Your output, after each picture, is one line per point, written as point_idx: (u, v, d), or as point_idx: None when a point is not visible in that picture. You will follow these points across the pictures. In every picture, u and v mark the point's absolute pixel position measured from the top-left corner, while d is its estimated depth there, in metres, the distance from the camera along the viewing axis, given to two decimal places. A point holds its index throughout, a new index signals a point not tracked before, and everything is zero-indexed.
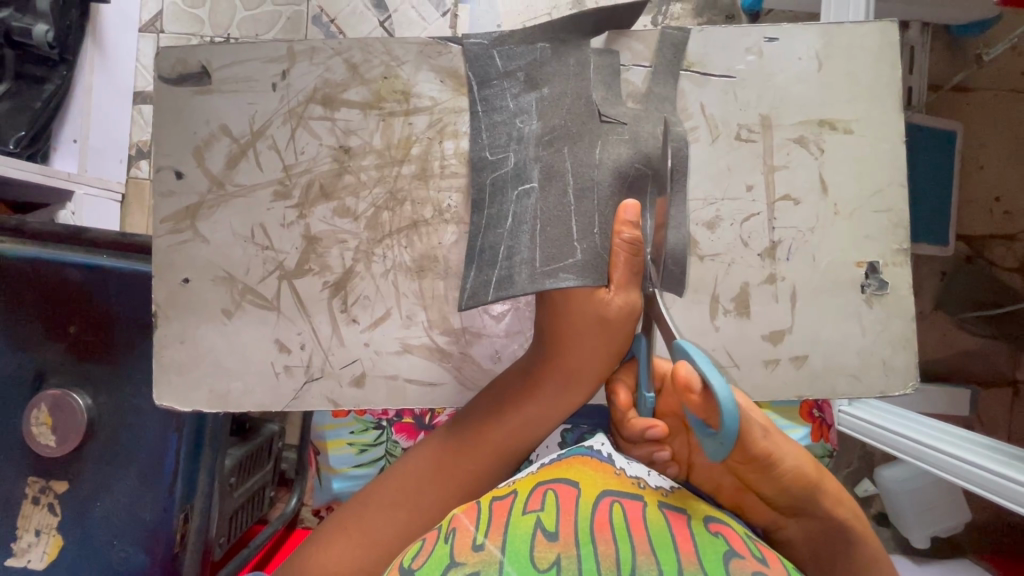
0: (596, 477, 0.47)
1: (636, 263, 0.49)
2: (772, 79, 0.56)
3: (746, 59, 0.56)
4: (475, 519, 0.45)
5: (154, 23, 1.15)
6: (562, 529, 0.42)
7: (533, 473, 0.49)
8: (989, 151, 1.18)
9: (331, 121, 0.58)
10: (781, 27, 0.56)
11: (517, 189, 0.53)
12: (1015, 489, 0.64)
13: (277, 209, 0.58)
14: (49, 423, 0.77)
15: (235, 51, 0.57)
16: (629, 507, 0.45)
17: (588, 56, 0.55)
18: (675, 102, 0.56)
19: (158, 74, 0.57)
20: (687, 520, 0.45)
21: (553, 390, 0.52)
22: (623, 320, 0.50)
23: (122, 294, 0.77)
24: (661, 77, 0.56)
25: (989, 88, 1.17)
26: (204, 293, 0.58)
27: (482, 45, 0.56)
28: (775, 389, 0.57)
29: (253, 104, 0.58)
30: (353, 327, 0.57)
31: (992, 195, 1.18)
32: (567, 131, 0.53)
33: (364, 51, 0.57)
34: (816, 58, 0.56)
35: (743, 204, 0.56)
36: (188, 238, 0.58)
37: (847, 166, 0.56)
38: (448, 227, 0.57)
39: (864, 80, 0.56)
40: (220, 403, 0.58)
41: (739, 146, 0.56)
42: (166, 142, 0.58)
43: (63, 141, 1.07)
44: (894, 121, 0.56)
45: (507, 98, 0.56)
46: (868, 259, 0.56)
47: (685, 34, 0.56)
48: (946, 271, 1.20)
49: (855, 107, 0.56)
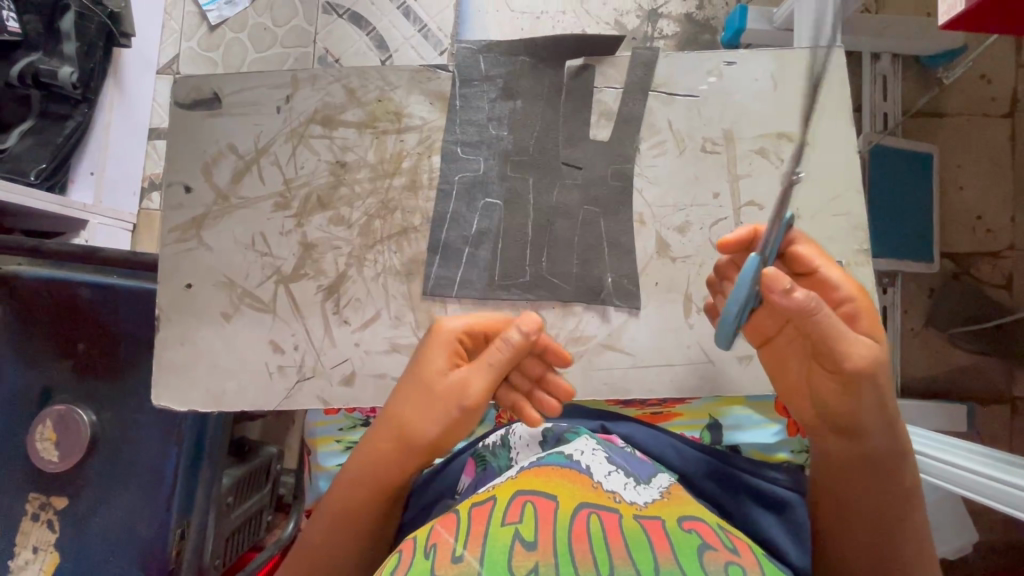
0: (572, 492, 0.49)
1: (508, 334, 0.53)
2: (731, 98, 0.61)
3: (708, 80, 0.61)
4: (454, 531, 0.46)
5: (171, 65, 1.25)
6: (541, 536, 0.44)
7: (512, 483, 0.51)
8: (967, 172, 1.22)
9: (329, 139, 0.62)
10: (738, 52, 0.61)
11: (485, 200, 0.60)
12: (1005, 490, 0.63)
13: (276, 219, 0.62)
14: (54, 438, 0.79)
15: (244, 79, 0.63)
16: (604, 517, 0.46)
17: (562, 80, 0.61)
18: (643, 119, 0.61)
19: (174, 100, 0.63)
20: (662, 524, 0.47)
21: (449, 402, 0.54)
22: (464, 371, 0.53)
23: (130, 310, 0.80)
24: (631, 95, 0.61)
25: (962, 114, 1.23)
26: (205, 297, 0.62)
27: (466, 74, 0.62)
28: (747, 383, 0.59)
29: (258, 125, 0.63)
30: (345, 328, 0.61)
31: (974, 214, 1.22)
32: (531, 159, 0.60)
33: (361, 78, 0.63)
34: (771, 78, 0.60)
35: (711, 209, 0.60)
36: (193, 246, 0.62)
37: (806, 174, 0.60)
38: (436, 234, 0.61)
39: (817, 96, 0.60)
40: (215, 402, 0.60)
41: (705, 157, 0.60)
42: (178, 161, 0.63)
43: (81, 173, 1.13)
44: (847, 130, 0.60)
45: (490, 125, 0.61)
46: (831, 257, 0.59)
47: (654, 57, 0.61)
48: (935, 287, 1.22)
49: (811, 120, 0.60)
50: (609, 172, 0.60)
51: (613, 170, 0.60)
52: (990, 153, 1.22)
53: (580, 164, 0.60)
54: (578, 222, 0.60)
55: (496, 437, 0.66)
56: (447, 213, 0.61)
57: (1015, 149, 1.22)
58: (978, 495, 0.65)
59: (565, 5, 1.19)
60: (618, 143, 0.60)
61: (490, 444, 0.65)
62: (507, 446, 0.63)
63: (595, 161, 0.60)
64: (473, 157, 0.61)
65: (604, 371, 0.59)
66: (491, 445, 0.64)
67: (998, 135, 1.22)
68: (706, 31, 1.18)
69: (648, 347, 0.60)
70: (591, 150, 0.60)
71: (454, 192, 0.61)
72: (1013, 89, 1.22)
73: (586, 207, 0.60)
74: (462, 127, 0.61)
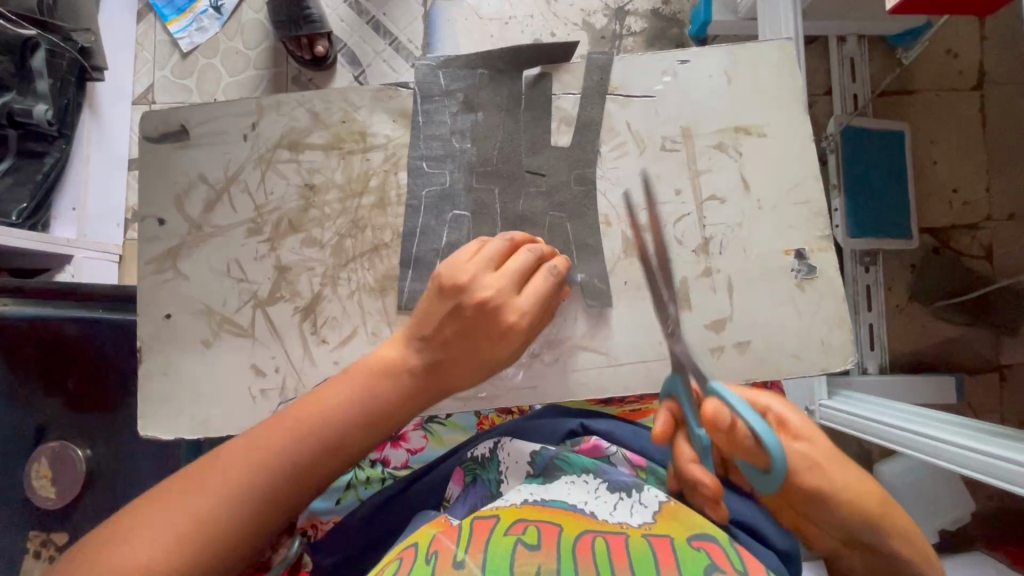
0: (579, 518, 0.50)
1: (534, 245, 0.53)
2: (688, 95, 0.62)
3: (663, 81, 0.62)
4: (456, 538, 0.48)
5: (146, 95, 1.25)
6: (544, 542, 0.47)
7: (517, 507, 0.51)
8: (939, 146, 1.24)
9: (297, 163, 0.64)
10: (691, 50, 0.62)
11: (453, 212, 0.61)
12: (952, 451, 0.69)
13: (250, 244, 0.63)
14: (49, 474, 0.79)
15: (211, 109, 0.64)
16: (610, 537, 0.48)
17: (520, 90, 0.62)
18: (601, 124, 0.62)
19: (142, 134, 0.64)
20: (669, 540, 0.47)
21: (451, 362, 0.51)
22: (497, 285, 0.50)
23: (117, 343, 0.81)
24: (590, 100, 0.62)
25: (930, 89, 1.24)
26: (186, 325, 0.63)
27: (430, 83, 0.62)
28: (722, 374, 0.59)
29: (227, 153, 0.64)
30: (323, 347, 0.62)
31: (948, 187, 1.24)
32: (495, 169, 0.61)
33: (324, 101, 0.64)
34: (725, 75, 0.62)
35: (674, 207, 0.61)
36: (171, 277, 0.63)
37: (765, 165, 0.61)
38: (407, 249, 0.61)
39: (768, 90, 0.61)
40: (201, 429, 0.61)
41: (665, 156, 0.62)
42: (150, 194, 0.64)
43: (62, 210, 1.12)
44: (800, 121, 0.61)
45: (447, 126, 0.62)
46: (795, 247, 0.60)
47: (608, 61, 0.62)
48: (915, 262, 1.24)
49: (766, 114, 0.61)
50: (572, 179, 0.61)
51: (576, 166, 0.61)
52: (962, 128, 1.24)
53: (544, 172, 0.61)
54: (545, 229, 0.60)
55: (485, 445, 0.65)
56: (416, 228, 0.61)
57: (986, 121, 1.23)
58: (982, 476, 0.65)
59: (531, 9, 1.20)
60: (576, 149, 0.62)
61: (480, 455, 0.64)
62: (497, 459, 0.62)
63: (558, 169, 0.61)
64: (438, 171, 0.62)
65: (579, 372, 0.60)
66: (481, 455, 0.64)
67: (967, 110, 1.24)
68: (673, 25, 1.19)
69: (622, 347, 0.60)
70: (550, 154, 0.61)
71: (422, 206, 0.61)
72: (980, 62, 1.23)
73: (551, 214, 0.60)
74: (426, 142, 0.62)
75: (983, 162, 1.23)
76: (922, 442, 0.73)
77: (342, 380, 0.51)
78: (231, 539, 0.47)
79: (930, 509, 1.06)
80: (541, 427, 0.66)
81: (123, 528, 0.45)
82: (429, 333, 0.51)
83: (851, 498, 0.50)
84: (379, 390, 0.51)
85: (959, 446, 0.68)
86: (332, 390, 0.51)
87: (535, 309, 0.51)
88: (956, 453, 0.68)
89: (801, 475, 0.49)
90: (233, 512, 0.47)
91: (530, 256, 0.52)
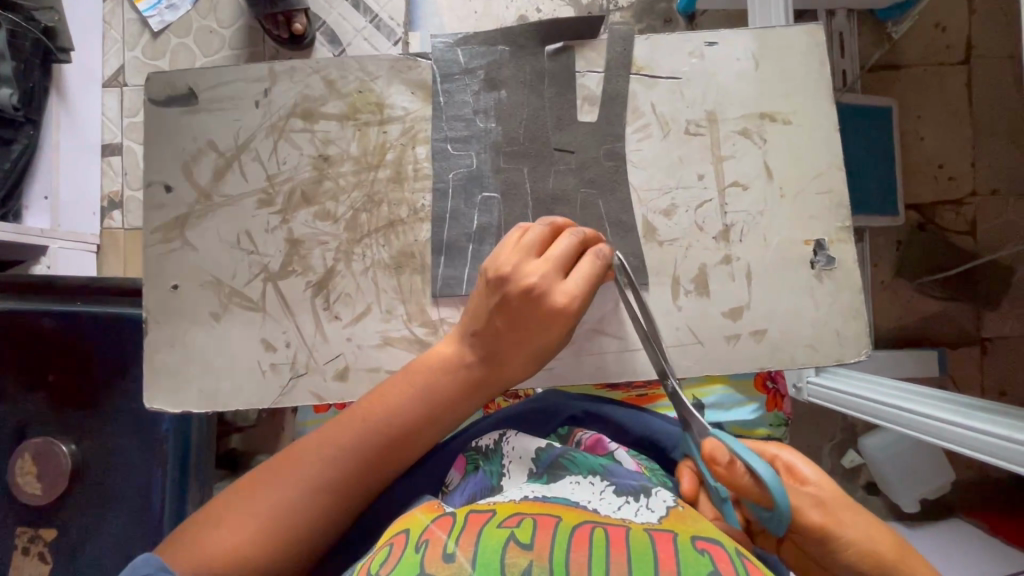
0: (580, 510, 0.47)
1: (576, 228, 0.51)
2: (715, 79, 0.64)
3: (690, 62, 0.64)
4: (449, 529, 0.45)
5: (116, 77, 1.20)
6: (538, 541, 0.43)
7: (515, 502, 0.48)
8: (925, 121, 1.25)
9: (311, 132, 0.61)
10: (720, 32, 0.64)
11: (482, 195, 0.60)
12: (958, 432, 0.70)
13: (261, 216, 0.60)
14: (34, 470, 0.69)
15: (220, 74, 0.61)
16: (610, 528, 0.45)
17: (544, 66, 0.62)
18: (627, 103, 0.63)
19: (147, 95, 0.61)
20: (673, 538, 0.44)
21: (505, 354, 0.49)
22: (542, 269, 0.48)
23: (102, 334, 0.71)
24: (616, 77, 0.63)
25: (919, 63, 1.25)
26: (193, 298, 0.60)
27: (448, 46, 0.61)
28: (738, 362, 0.61)
29: (236, 121, 0.61)
30: (336, 323, 0.59)
31: (935, 162, 1.25)
32: (521, 148, 0.61)
33: (340, 69, 0.61)
34: (751, 58, 0.64)
35: (696, 191, 0.63)
36: (178, 247, 0.60)
37: (785, 152, 0.64)
38: (438, 234, 0.60)
39: (796, 75, 0.64)
40: (210, 401, 0.59)
41: (689, 139, 0.63)
42: (155, 160, 0.61)
43: (34, 198, 1.06)
44: (826, 109, 0.64)
45: (468, 95, 0.61)
46: (815, 236, 0.63)
47: (631, 33, 0.63)
48: (902, 238, 1.26)
49: (792, 102, 0.64)
50: (603, 154, 0.62)
51: (603, 141, 0.62)
52: (948, 103, 1.25)
53: (573, 149, 0.62)
54: (576, 207, 0.61)
55: (490, 436, 0.60)
56: (445, 211, 0.60)
57: (971, 98, 1.24)
58: (975, 452, 0.68)
59: None
60: (606, 124, 0.62)
61: (484, 445, 0.59)
62: (501, 451, 0.57)
63: (587, 146, 0.62)
64: (463, 153, 0.61)
65: (596, 359, 0.60)
66: (485, 445, 0.59)
67: (954, 86, 1.25)
68: None
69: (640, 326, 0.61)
70: (578, 133, 0.62)
71: (449, 189, 0.60)
72: (967, 36, 1.24)
73: (582, 190, 0.61)
74: (449, 122, 0.61)
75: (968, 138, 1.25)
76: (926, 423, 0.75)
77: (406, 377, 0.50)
78: (298, 544, 0.47)
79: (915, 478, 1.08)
80: (543, 416, 0.62)
81: (219, 513, 0.47)
82: (482, 327, 0.49)
83: (864, 544, 0.49)
84: (437, 384, 0.49)
85: (963, 427, 0.69)
86: (386, 393, 0.50)
87: (583, 294, 0.49)
88: (961, 435, 0.69)
89: (806, 512, 0.48)
90: (296, 520, 0.47)
91: (572, 240, 0.50)
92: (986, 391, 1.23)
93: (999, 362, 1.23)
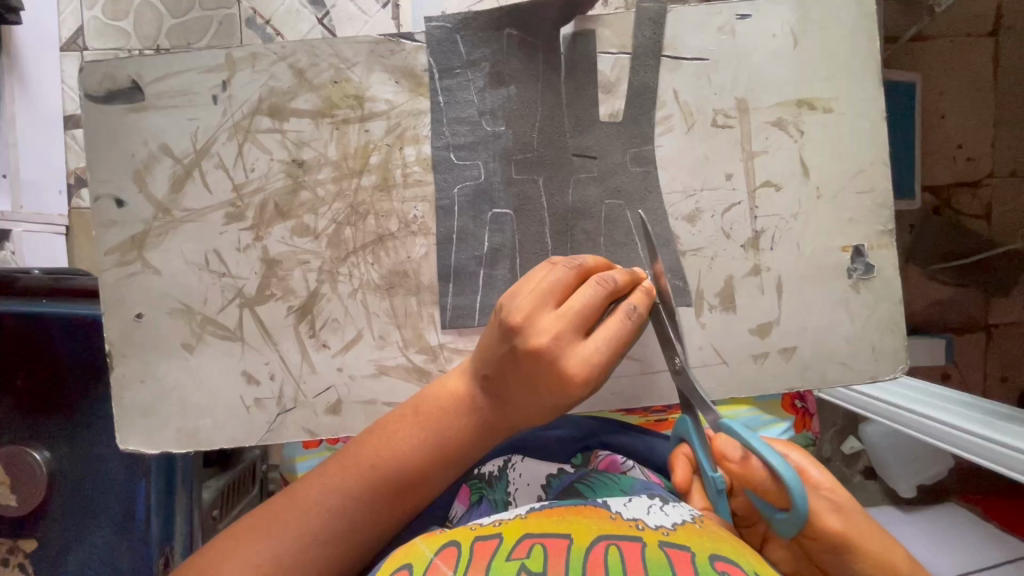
0: (588, 523, 0.41)
1: (605, 275, 0.46)
2: (747, 59, 0.57)
3: (719, 39, 0.56)
4: (455, 564, 0.39)
5: (75, 40, 0.99)
6: (551, 569, 0.37)
7: (522, 520, 0.43)
8: (950, 98, 1.00)
9: (282, 132, 0.55)
10: (755, 4, 0.57)
11: (492, 211, 0.55)
12: (969, 440, 0.63)
13: (231, 233, 0.55)
14: (8, 481, 0.65)
15: (170, 62, 0.54)
16: (625, 546, 0.39)
17: (561, 54, 0.55)
18: (653, 91, 0.56)
19: (85, 92, 0.54)
20: (689, 557, 0.38)
21: (515, 404, 0.46)
22: (557, 321, 0.44)
23: (67, 339, 0.65)
24: (642, 63, 0.56)
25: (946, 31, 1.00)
26: (162, 327, 0.55)
27: (443, 28, 0.55)
28: (766, 381, 0.57)
29: (192, 119, 0.55)
30: (324, 352, 0.56)
31: (953, 142, 1.00)
32: (536, 154, 0.55)
33: (310, 54, 0.55)
34: (791, 33, 0.57)
35: (724, 193, 0.57)
36: (138, 270, 0.55)
37: (825, 148, 0.57)
38: (445, 260, 0.55)
39: (843, 55, 0.57)
40: (190, 442, 0.55)
41: (717, 132, 0.57)
42: (103, 167, 0.55)
43: None
44: (871, 96, 0.57)
45: (470, 91, 0.55)
46: (853, 243, 0.58)
47: (661, 11, 0.56)
48: (909, 224, 1.02)
49: (833, 87, 0.57)
50: (628, 158, 0.56)
51: (625, 138, 0.56)
52: (974, 75, 0.99)
53: (594, 154, 0.56)
54: (601, 220, 0.55)
55: (493, 463, 0.57)
56: (452, 232, 0.55)
57: (1001, 70, 0.99)
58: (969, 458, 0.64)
59: None
60: (631, 123, 0.56)
61: (488, 473, 0.56)
62: (506, 478, 0.54)
63: (610, 149, 0.56)
64: (470, 162, 0.55)
65: (611, 382, 0.57)
66: (488, 473, 0.55)
67: (981, 58, 0.99)
68: None
69: (656, 351, 0.58)
70: (598, 131, 0.56)
71: (456, 207, 0.55)
72: None
73: (607, 203, 0.56)
74: (452, 125, 0.55)
75: (994, 114, 0.99)
76: (932, 426, 0.68)
77: (412, 423, 0.47)
78: None
79: (913, 465, 0.89)
80: (553, 440, 0.59)
81: (212, 567, 0.44)
82: (492, 373, 0.46)
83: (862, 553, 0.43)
84: (444, 433, 0.47)
85: (973, 434, 0.63)
86: (390, 432, 0.47)
87: (604, 355, 0.44)
88: (970, 442, 0.63)
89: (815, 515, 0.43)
90: (303, 562, 0.44)
91: (598, 291, 0.45)
92: (988, 379, 1.00)
93: (1007, 355, 1.00)
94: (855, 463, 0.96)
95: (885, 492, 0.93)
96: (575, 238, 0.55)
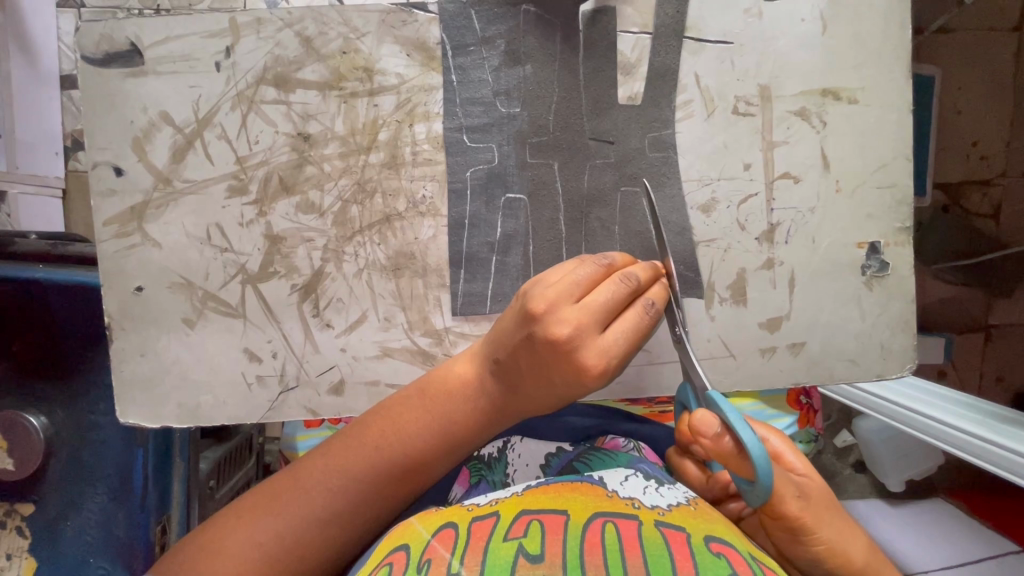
0: (585, 500, 0.41)
1: (629, 271, 0.45)
2: (773, 45, 0.55)
3: (745, 22, 0.54)
4: (453, 545, 0.39)
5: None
6: (548, 550, 0.37)
7: (519, 496, 0.42)
8: (969, 93, 0.97)
9: (286, 104, 0.53)
10: None
11: (506, 197, 0.54)
12: (967, 440, 0.64)
13: (233, 207, 0.54)
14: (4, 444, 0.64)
15: (169, 25, 0.52)
16: (622, 526, 0.38)
17: (580, 32, 0.53)
18: (672, 75, 0.54)
19: (81, 54, 0.52)
20: (686, 538, 0.38)
21: (526, 393, 0.45)
22: (578, 314, 0.43)
23: (67, 308, 0.64)
24: (663, 44, 0.54)
25: (971, 22, 0.96)
26: (161, 301, 0.54)
27: (458, 4, 0.53)
28: (772, 376, 0.57)
29: (194, 86, 0.53)
30: (328, 332, 0.55)
31: (968, 140, 0.98)
32: (552, 138, 0.54)
33: (318, 22, 0.52)
34: (820, 18, 0.55)
35: (741, 183, 0.55)
36: (137, 242, 0.54)
37: (847, 140, 0.56)
38: (457, 247, 0.54)
39: (871, 42, 0.55)
40: (190, 418, 0.55)
41: (737, 120, 0.55)
42: (100, 133, 0.53)
43: None
44: (898, 86, 0.56)
45: (485, 70, 0.53)
46: (870, 239, 0.57)
47: None
48: (920, 223, 1.00)
49: (860, 76, 0.55)
50: (646, 145, 0.54)
51: (644, 124, 0.54)
52: (992, 73, 0.97)
53: (612, 139, 0.54)
54: (617, 209, 0.54)
55: (492, 445, 0.57)
56: (465, 217, 0.54)
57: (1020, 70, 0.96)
58: (972, 458, 0.63)
59: None
60: (650, 108, 0.54)
61: (487, 454, 0.56)
62: (505, 460, 0.55)
63: (630, 135, 0.54)
64: (483, 146, 0.54)
65: None
66: (488, 454, 0.56)
67: (1002, 55, 0.96)
68: None
69: (665, 343, 0.57)
70: (615, 116, 0.54)
71: (469, 192, 0.54)
72: None
73: (624, 191, 0.54)
74: (465, 107, 0.53)
75: (1009, 113, 0.97)
76: (929, 424, 0.68)
77: (419, 408, 0.47)
78: (306, 564, 0.45)
79: (904, 460, 0.87)
80: (555, 423, 0.59)
81: (215, 542, 0.45)
82: (505, 362, 0.45)
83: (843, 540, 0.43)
84: (451, 419, 0.46)
85: (971, 435, 0.63)
86: (398, 415, 0.47)
87: (621, 350, 0.44)
88: (968, 442, 0.63)
89: (788, 500, 0.41)
90: (300, 537, 0.45)
91: (621, 287, 0.44)
92: (983, 378, 1.00)
93: (1004, 356, 1.00)
94: (846, 457, 0.95)
95: (874, 485, 0.93)
96: (590, 226, 0.54)
